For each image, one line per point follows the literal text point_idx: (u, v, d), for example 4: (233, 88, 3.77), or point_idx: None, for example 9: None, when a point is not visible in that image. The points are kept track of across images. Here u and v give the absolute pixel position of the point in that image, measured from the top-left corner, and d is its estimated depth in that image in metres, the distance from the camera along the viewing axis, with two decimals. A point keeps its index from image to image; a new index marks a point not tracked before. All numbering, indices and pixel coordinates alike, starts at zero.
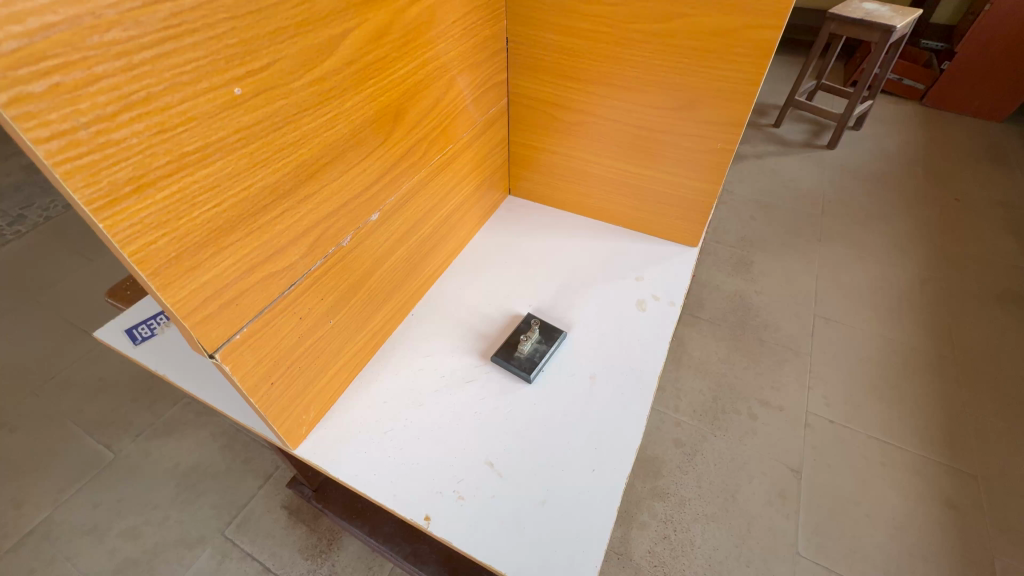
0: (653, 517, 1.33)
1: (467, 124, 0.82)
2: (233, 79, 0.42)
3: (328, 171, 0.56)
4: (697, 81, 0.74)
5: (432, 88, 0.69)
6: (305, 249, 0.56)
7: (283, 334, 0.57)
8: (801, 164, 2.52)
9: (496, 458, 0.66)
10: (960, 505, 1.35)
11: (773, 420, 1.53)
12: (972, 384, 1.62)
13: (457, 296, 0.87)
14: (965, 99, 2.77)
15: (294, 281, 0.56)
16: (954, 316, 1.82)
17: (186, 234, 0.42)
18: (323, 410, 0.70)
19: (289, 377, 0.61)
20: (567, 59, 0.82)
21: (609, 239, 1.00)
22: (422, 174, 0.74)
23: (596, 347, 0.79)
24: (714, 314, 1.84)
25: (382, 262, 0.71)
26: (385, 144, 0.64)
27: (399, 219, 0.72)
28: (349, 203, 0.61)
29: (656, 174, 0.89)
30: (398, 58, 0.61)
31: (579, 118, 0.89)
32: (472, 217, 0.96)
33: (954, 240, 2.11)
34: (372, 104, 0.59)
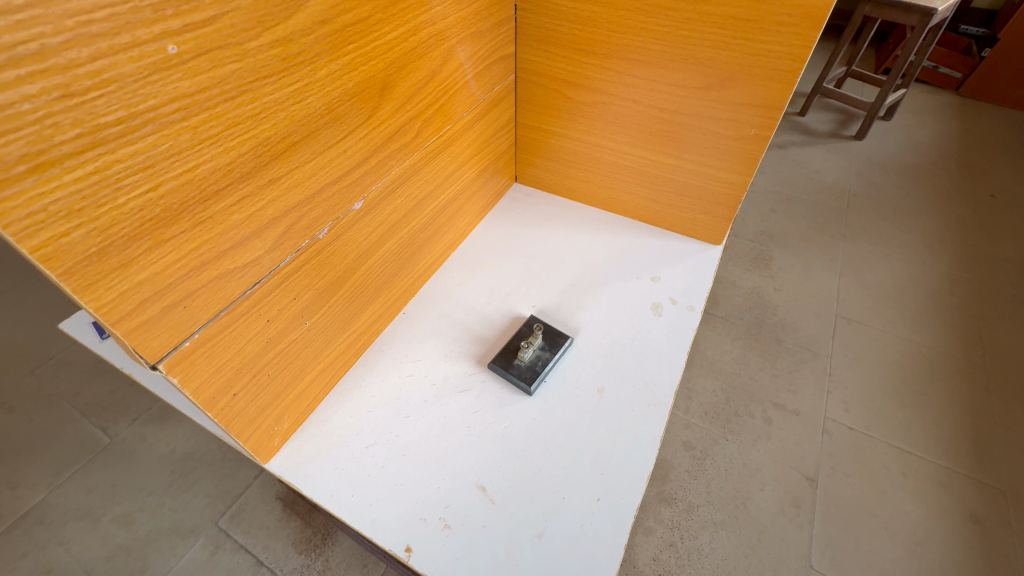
0: (659, 522, 1.27)
1: (468, 102, 0.73)
2: (165, 33, 0.33)
3: (299, 152, 0.48)
4: (733, 56, 0.64)
5: (426, 59, 0.60)
6: (272, 241, 0.49)
7: (247, 338, 0.50)
8: (826, 155, 2.38)
9: (489, 481, 0.59)
10: (986, 520, 1.26)
11: (790, 425, 1.44)
12: (1003, 393, 1.51)
13: (454, 293, 0.79)
14: (1006, 88, 2.60)
15: (260, 278, 0.49)
16: (986, 319, 1.71)
17: (112, 224, 0.35)
18: (299, 419, 0.63)
19: (255, 387, 0.54)
20: (582, 31, 0.73)
21: (624, 233, 0.91)
22: (414, 157, 0.65)
23: (605, 356, 0.71)
24: (730, 312, 1.75)
25: (369, 254, 0.64)
26: (370, 122, 0.55)
27: (387, 208, 0.64)
28: (325, 189, 0.53)
29: (678, 162, 0.80)
30: (384, 21, 0.52)
31: (595, 99, 0.80)
32: (472, 206, 0.87)
33: (988, 238, 1.98)
34: (353, 75, 0.50)
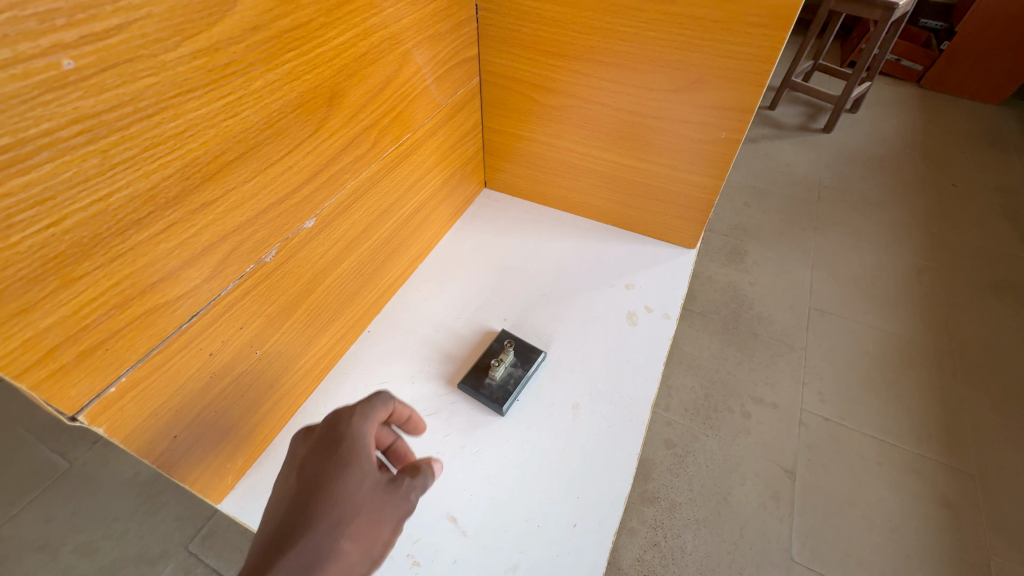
0: (642, 522, 1.26)
1: (429, 107, 0.69)
2: (57, 46, 0.29)
3: (236, 171, 0.44)
4: (702, 57, 0.62)
5: (379, 65, 0.56)
6: (210, 269, 0.44)
7: (185, 377, 0.46)
8: (796, 148, 2.41)
9: (460, 512, 0.56)
10: (957, 504, 1.29)
11: (767, 418, 1.45)
12: (970, 378, 1.55)
13: (422, 309, 0.76)
14: (965, 79, 2.67)
15: (198, 309, 0.45)
16: (952, 306, 1.75)
17: (6, 265, 0.30)
18: (254, 454, 0.59)
19: (200, 426, 0.50)
20: (547, 32, 0.70)
21: (597, 238, 0.88)
22: (371, 169, 0.61)
23: (580, 370, 0.69)
24: (707, 307, 1.75)
25: (326, 273, 0.60)
26: (318, 135, 0.51)
27: (343, 224, 0.60)
28: (269, 210, 0.48)
29: (649, 166, 0.78)
30: (328, 25, 0.48)
31: (562, 102, 0.77)
32: (440, 215, 0.84)
33: (952, 227, 2.03)
34: (295, 85, 0.46)
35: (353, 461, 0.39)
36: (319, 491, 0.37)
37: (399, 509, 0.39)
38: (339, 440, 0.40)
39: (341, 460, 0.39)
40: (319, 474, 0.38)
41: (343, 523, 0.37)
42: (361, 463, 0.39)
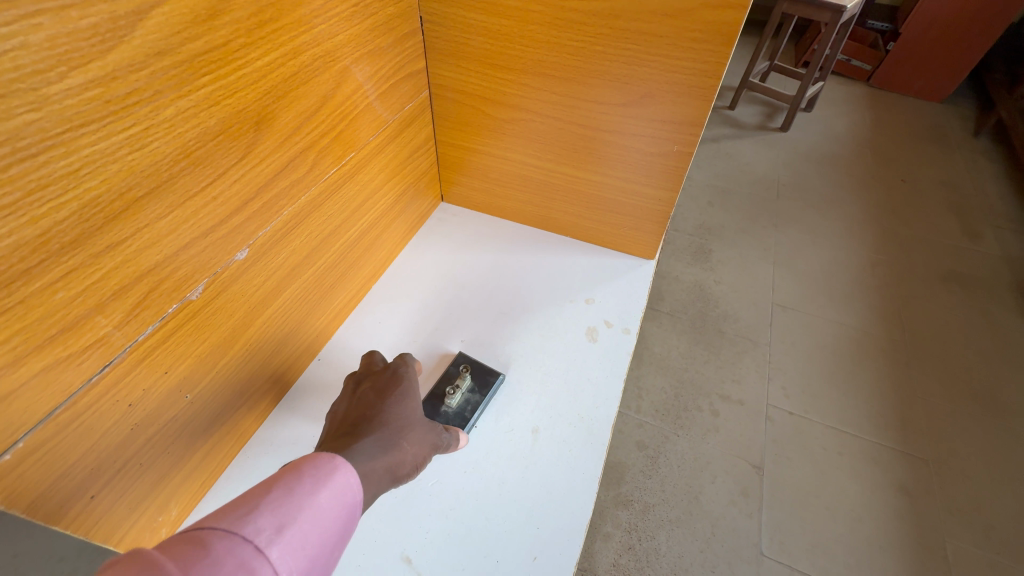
0: (617, 526, 1.25)
1: (374, 124, 0.66)
2: None
3: (148, 207, 0.40)
4: (650, 72, 0.62)
5: (313, 84, 0.53)
6: (123, 313, 0.41)
7: (101, 432, 0.42)
8: (756, 147, 2.47)
9: (415, 551, 0.53)
10: (914, 490, 1.34)
11: (735, 415, 1.47)
12: (923, 366, 1.61)
13: (375, 334, 0.73)
14: (910, 79, 2.79)
15: (111, 359, 0.41)
16: (905, 297, 1.82)
17: None
18: (191, 502, 0.55)
19: (126, 480, 0.46)
20: (494, 45, 0.68)
21: (556, 251, 0.87)
22: (311, 193, 0.58)
23: (539, 393, 0.67)
24: (674, 307, 1.77)
25: (266, 304, 0.56)
26: (245, 161, 0.48)
27: (282, 252, 0.57)
28: (191, 245, 0.45)
29: (604, 180, 0.77)
30: (250, 45, 0.44)
31: (514, 115, 0.75)
32: (393, 232, 0.81)
33: (902, 221, 2.12)
34: (214, 111, 0.43)
35: (413, 392, 0.55)
36: (389, 406, 0.52)
37: (434, 436, 0.55)
38: (399, 378, 0.56)
39: (403, 389, 0.54)
40: (388, 397, 0.53)
41: (405, 426, 0.51)
42: (417, 394, 0.55)
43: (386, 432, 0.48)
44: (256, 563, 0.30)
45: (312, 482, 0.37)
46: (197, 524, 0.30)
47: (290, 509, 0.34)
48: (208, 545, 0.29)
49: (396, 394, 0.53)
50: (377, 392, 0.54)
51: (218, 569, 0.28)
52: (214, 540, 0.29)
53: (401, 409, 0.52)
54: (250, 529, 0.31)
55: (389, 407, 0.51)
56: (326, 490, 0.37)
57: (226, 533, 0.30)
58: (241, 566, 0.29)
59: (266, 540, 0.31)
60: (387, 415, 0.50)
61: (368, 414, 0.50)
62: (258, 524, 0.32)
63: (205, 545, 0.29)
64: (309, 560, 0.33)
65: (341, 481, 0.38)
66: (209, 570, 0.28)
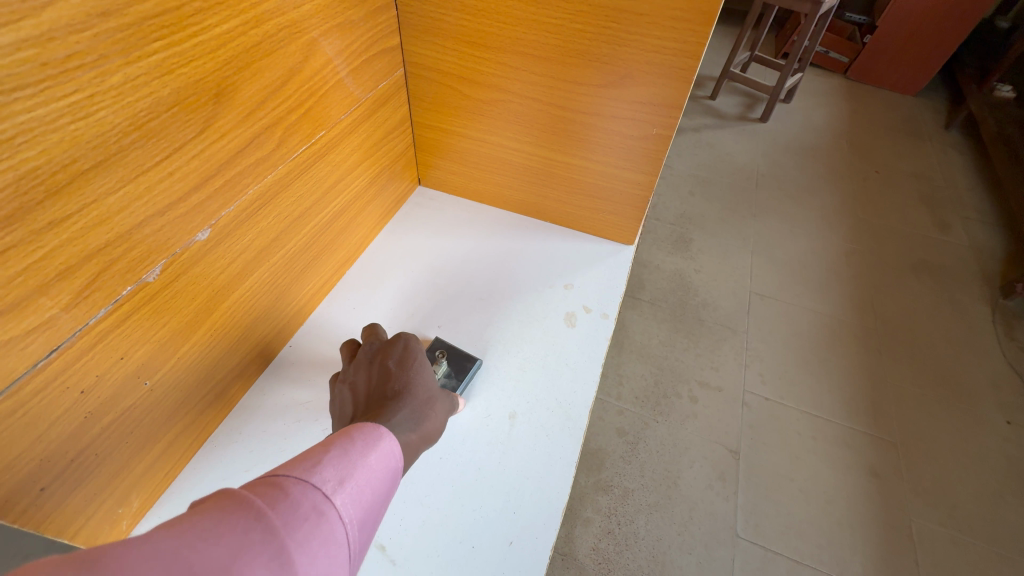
0: (597, 511, 1.27)
1: (346, 102, 0.64)
2: None
3: (95, 181, 0.37)
4: (630, 51, 0.60)
5: (278, 56, 0.51)
6: (70, 296, 0.38)
7: (50, 421, 0.39)
8: (736, 137, 2.48)
9: (389, 540, 0.52)
10: (882, 472, 1.38)
11: (712, 401, 1.49)
12: (893, 353, 1.66)
13: (349, 320, 0.71)
14: (885, 72, 2.84)
15: (59, 344, 0.38)
16: (877, 286, 1.86)
17: None
18: (155, 493, 0.53)
19: (82, 470, 0.43)
20: (472, 22, 0.66)
21: (535, 237, 0.86)
22: (278, 172, 0.56)
23: (517, 379, 0.66)
24: (655, 295, 1.78)
25: (233, 286, 0.54)
26: (204, 135, 0.45)
27: (248, 234, 0.54)
28: (146, 223, 0.42)
29: (584, 164, 0.76)
30: (207, 11, 0.42)
31: (493, 96, 0.73)
32: (368, 216, 0.79)
33: (875, 211, 2.16)
34: (167, 79, 0.40)
35: (427, 361, 0.55)
36: (413, 376, 0.51)
37: (451, 400, 0.55)
38: (415, 348, 0.55)
39: (420, 358, 0.54)
40: (410, 367, 0.52)
41: (431, 396, 0.51)
42: (431, 363, 0.55)
43: (416, 402, 0.48)
44: (325, 508, 0.30)
45: (364, 443, 0.36)
46: (271, 471, 0.31)
47: (349, 464, 0.34)
48: (284, 488, 0.29)
49: (416, 364, 0.53)
50: (397, 363, 0.53)
51: (294, 510, 0.28)
52: (289, 485, 0.30)
53: (424, 379, 0.52)
54: (317, 478, 0.31)
55: (412, 377, 0.51)
56: (377, 451, 0.36)
57: (298, 479, 0.30)
58: (313, 509, 0.29)
59: (332, 489, 0.31)
60: (413, 385, 0.50)
61: (395, 385, 0.49)
62: (324, 474, 0.32)
63: (281, 487, 0.29)
64: (367, 514, 0.33)
65: (388, 444, 0.38)
66: (287, 509, 0.28)
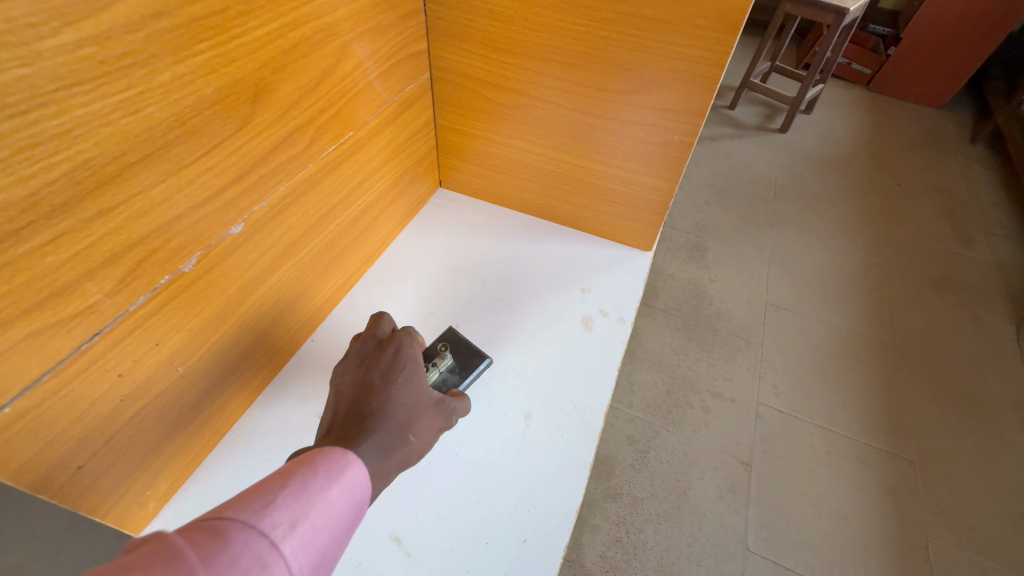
0: (605, 519, 1.26)
1: (374, 104, 0.66)
2: None
3: (140, 173, 0.39)
4: (655, 58, 0.61)
5: (313, 58, 0.52)
6: (114, 282, 0.40)
7: (89, 402, 0.41)
8: (754, 147, 2.47)
9: (404, 532, 0.53)
10: (899, 490, 1.35)
11: (725, 412, 1.48)
12: (912, 369, 1.63)
13: (369, 316, 0.73)
14: (909, 84, 2.80)
15: (100, 328, 0.40)
16: (896, 300, 1.83)
17: None
18: (180, 478, 0.55)
19: (114, 452, 0.45)
20: (498, 29, 0.68)
21: (553, 240, 0.87)
22: (308, 170, 0.57)
23: (532, 379, 0.67)
24: (668, 304, 1.77)
25: (260, 281, 0.56)
26: (242, 132, 0.47)
27: (278, 229, 0.56)
28: (185, 216, 0.44)
29: (605, 169, 0.77)
30: (250, 13, 0.43)
31: (516, 101, 0.75)
32: (390, 216, 0.80)
33: (896, 225, 2.13)
34: (211, 78, 0.42)
35: (416, 373, 0.51)
36: (395, 392, 0.48)
37: (441, 419, 0.51)
38: (403, 360, 0.52)
39: (408, 371, 0.51)
40: (394, 381, 0.49)
41: (413, 416, 0.47)
42: (422, 376, 0.52)
43: (392, 424, 0.44)
44: (270, 558, 0.29)
45: (326, 476, 0.35)
46: (216, 512, 0.29)
47: (304, 504, 0.32)
48: (227, 538, 0.28)
49: (402, 378, 0.49)
50: (382, 375, 0.49)
51: (237, 563, 0.27)
52: (234, 533, 0.28)
53: (408, 397, 0.48)
54: (266, 523, 0.30)
55: (394, 393, 0.48)
56: (339, 485, 0.35)
57: (244, 525, 0.29)
58: (256, 562, 0.28)
59: (281, 534, 0.30)
60: (393, 403, 0.46)
61: (374, 401, 0.46)
62: (274, 518, 0.30)
63: (225, 536, 0.28)
64: (320, 557, 0.32)
65: (351, 478, 0.36)
66: (229, 561, 0.27)
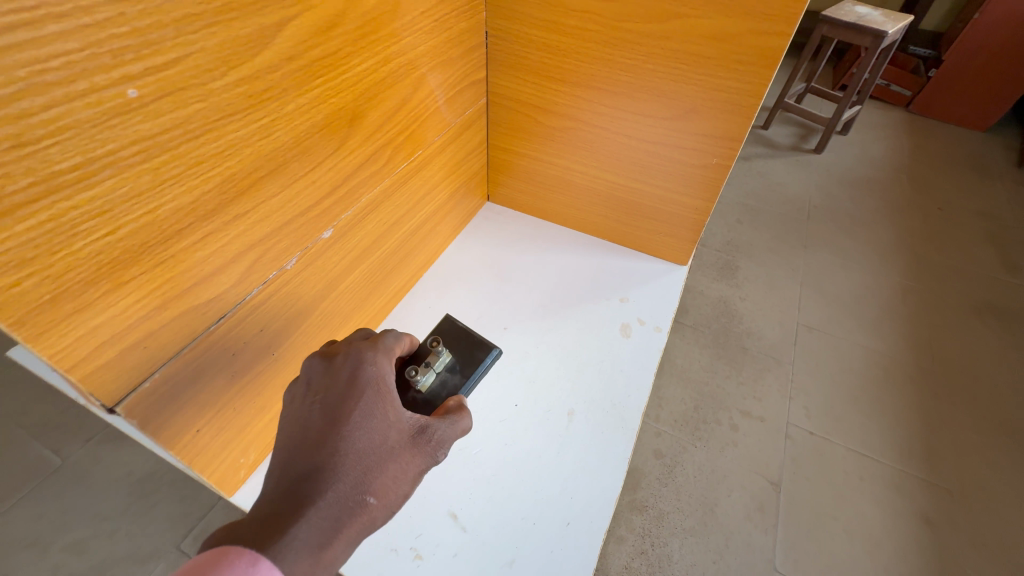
0: (631, 531, 1.29)
1: (440, 127, 0.74)
2: (125, 77, 0.33)
3: (265, 186, 0.47)
4: (697, 88, 0.67)
5: (397, 88, 0.60)
6: (238, 275, 0.48)
7: (211, 375, 0.49)
8: (788, 167, 2.48)
9: (460, 509, 0.59)
10: (936, 520, 1.33)
11: (754, 431, 1.49)
12: (952, 397, 1.60)
13: (427, 316, 0.80)
14: (952, 107, 2.76)
15: (225, 313, 0.48)
16: (935, 326, 1.81)
17: (66, 270, 0.34)
18: (265, 451, 0.63)
19: (221, 422, 0.53)
20: (551, 60, 0.75)
21: (593, 253, 0.93)
22: (385, 184, 0.65)
23: (575, 378, 0.73)
24: (698, 321, 1.80)
25: (339, 280, 0.64)
26: (339, 151, 0.55)
27: (358, 235, 0.64)
28: (292, 222, 0.52)
29: (644, 188, 0.82)
30: (354, 53, 0.52)
31: (564, 124, 0.81)
32: (444, 227, 0.88)
33: (937, 249, 2.10)
34: (321, 107, 0.50)
35: (376, 407, 0.45)
36: (347, 440, 0.42)
37: (415, 456, 0.45)
38: (361, 390, 0.45)
39: (365, 405, 0.44)
40: (346, 424, 0.43)
41: (371, 468, 0.41)
42: (384, 409, 0.45)
43: (343, 490, 0.39)
44: None
45: None
46: None
47: None
48: None
49: (356, 420, 0.43)
50: (330, 414, 0.43)
51: None
52: None
53: (363, 445, 0.42)
54: None
55: (345, 440, 0.42)
56: None
57: None
58: None
59: None
60: (343, 458, 0.41)
61: (320, 454, 0.40)
62: None
63: None
64: None
65: None
66: None
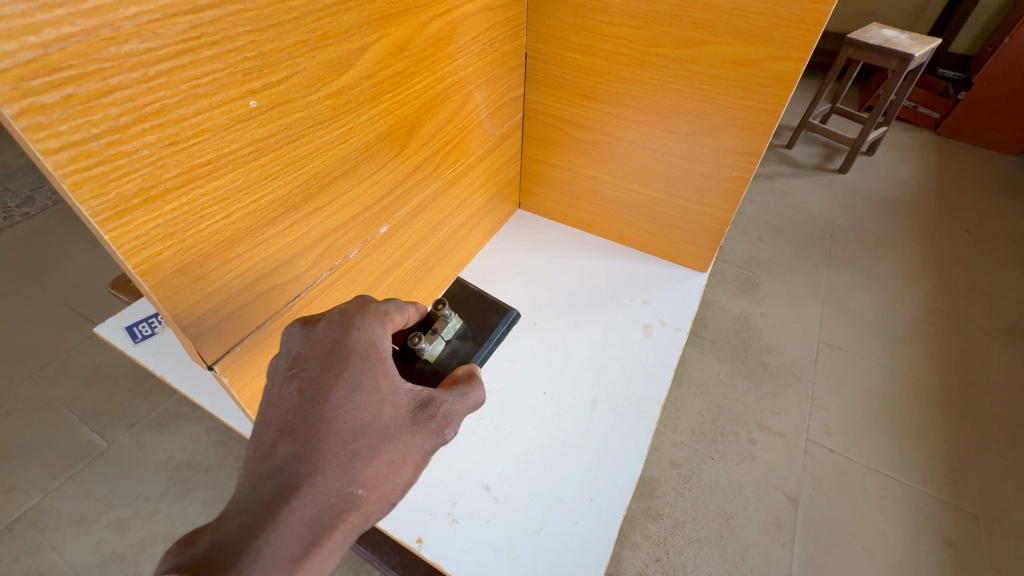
0: (645, 538, 1.33)
1: (480, 139, 0.81)
2: (249, 91, 0.41)
3: (339, 184, 0.55)
4: (719, 107, 0.73)
5: (448, 103, 0.68)
6: (312, 261, 0.56)
7: None
8: (811, 187, 2.50)
9: (492, 482, 0.66)
10: (960, 544, 1.33)
11: (772, 446, 1.50)
12: (978, 421, 1.59)
13: None
14: (982, 129, 2.75)
15: (299, 293, 0.56)
16: (961, 349, 1.80)
17: (192, 244, 0.42)
18: None
19: None
20: (584, 80, 0.82)
21: (617, 258, 0.99)
22: (432, 188, 0.73)
23: (599, 371, 0.78)
24: (717, 335, 1.83)
25: (389, 272, 0.71)
26: (398, 157, 0.63)
27: (408, 232, 0.71)
28: (357, 218, 0.60)
29: (666, 198, 0.88)
30: (417, 72, 0.60)
31: (592, 137, 0.88)
32: (479, 231, 0.95)
33: (964, 272, 2.09)
34: (387, 118, 0.58)
35: (360, 384, 0.43)
36: (329, 427, 0.40)
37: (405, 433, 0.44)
38: (343, 366, 0.43)
39: (348, 385, 0.42)
40: (327, 407, 0.41)
41: (356, 455, 0.41)
42: (370, 390, 0.43)
43: (325, 483, 0.39)
44: None
45: None
46: None
47: None
48: None
49: (338, 403, 0.41)
50: (309, 396, 0.41)
51: None
52: None
53: (346, 431, 0.41)
54: None
55: (326, 425, 0.40)
56: None
57: None
58: None
59: None
60: (325, 447, 0.40)
61: (298, 444, 0.39)
62: None
63: None
64: None
65: None
66: None
